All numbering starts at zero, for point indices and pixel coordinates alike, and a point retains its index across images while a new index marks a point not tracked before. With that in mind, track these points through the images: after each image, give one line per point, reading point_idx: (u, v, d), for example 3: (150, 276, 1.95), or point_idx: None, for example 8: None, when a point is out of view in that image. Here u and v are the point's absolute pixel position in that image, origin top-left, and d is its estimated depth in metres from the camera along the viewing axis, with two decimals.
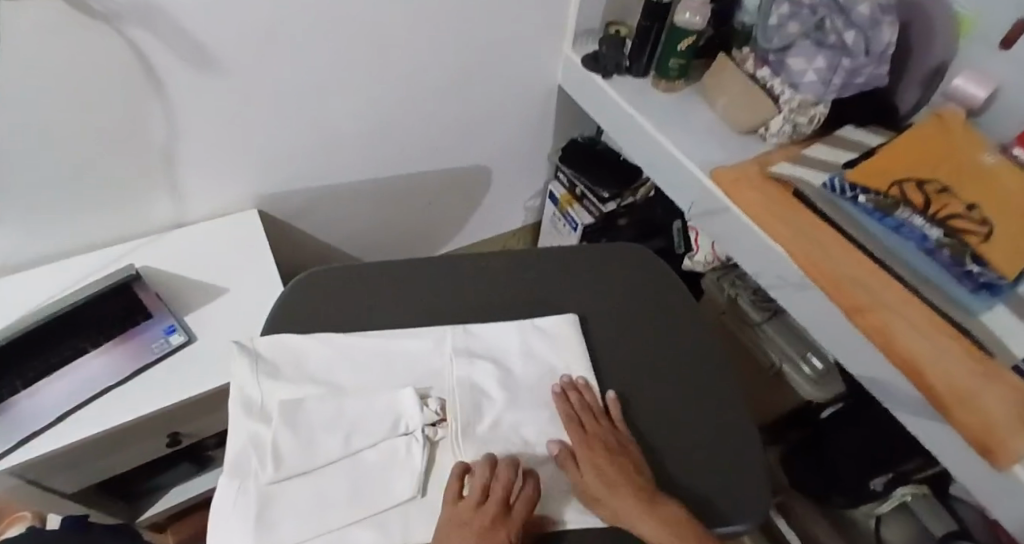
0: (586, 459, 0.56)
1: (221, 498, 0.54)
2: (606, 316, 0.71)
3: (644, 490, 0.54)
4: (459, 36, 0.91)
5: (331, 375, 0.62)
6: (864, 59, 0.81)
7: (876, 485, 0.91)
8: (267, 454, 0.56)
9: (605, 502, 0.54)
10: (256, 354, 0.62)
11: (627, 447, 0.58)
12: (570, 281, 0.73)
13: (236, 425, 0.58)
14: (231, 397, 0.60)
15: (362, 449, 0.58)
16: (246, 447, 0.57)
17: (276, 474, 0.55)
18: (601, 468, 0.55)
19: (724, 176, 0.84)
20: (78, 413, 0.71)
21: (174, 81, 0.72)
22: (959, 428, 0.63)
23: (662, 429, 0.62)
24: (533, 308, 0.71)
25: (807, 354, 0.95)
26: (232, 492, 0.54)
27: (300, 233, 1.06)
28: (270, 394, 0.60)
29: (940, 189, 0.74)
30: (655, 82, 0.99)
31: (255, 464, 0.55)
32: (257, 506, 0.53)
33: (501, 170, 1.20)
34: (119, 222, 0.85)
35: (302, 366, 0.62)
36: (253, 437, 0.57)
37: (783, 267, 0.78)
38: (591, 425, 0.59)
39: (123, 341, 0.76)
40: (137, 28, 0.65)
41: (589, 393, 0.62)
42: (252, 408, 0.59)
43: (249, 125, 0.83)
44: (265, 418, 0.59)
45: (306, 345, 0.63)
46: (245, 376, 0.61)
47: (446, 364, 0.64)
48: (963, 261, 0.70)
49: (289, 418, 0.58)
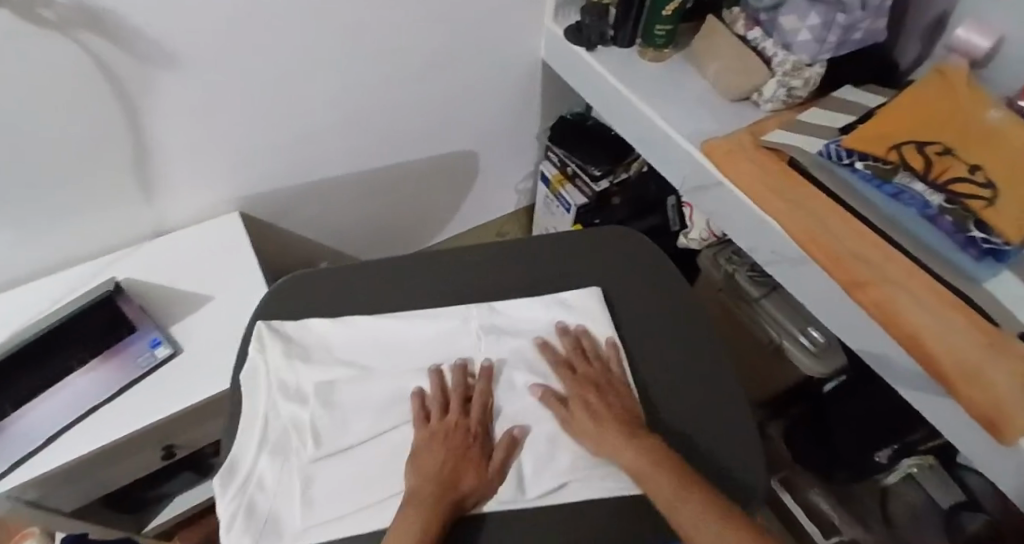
0: (577, 400, 0.59)
1: (266, 474, 0.55)
2: (626, 292, 0.69)
3: (629, 424, 0.56)
4: (433, 16, 0.86)
5: (359, 357, 0.62)
6: (860, 13, 0.76)
7: (881, 457, 0.90)
8: (306, 433, 0.57)
9: (587, 433, 0.56)
10: (287, 336, 0.62)
11: (618, 386, 0.60)
12: (563, 264, 0.71)
13: (273, 406, 0.58)
14: (267, 380, 0.60)
15: (390, 428, 0.58)
16: (285, 428, 0.57)
17: (317, 452, 0.56)
18: (589, 405, 0.58)
19: (717, 148, 0.80)
20: (68, 433, 0.70)
21: (137, 86, 0.70)
22: (967, 407, 0.60)
23: (667, 407, 0.61)
24: (550, 285, 0.69)
25: (807, 329, 0.92)
26: (276, 469, 0.55)
27: (287, 232, 1.04)
28: (304, 375, 0.60)
29: (941, 149, 0.70)
30: (642, 52, 0.94)
31: (296, 443, 0.57)
32: (300, 483, 0.54)
33: (490, 152, 1.16)
34: (97, 233, 0.83)
35: (328, 348, 0.63)
36: (292, 418, 0.58)
37: (778, 242, 0.75)
38: (582, 367, 0.61)
39: (109, 357, 0.74)
40: (89, 33, 0.62)
41: (586, 338, 0.64)
42: (288, 391, 0.59)
43: (221, 124, 0.81)
44: (300, 399, 0.59)
45: (331, 330, 0.63)
46: (277, 360, 0.61)
47: (474, 342, 0.63)
48: (965, 227, 0.66)
49: (324, 399, 0.59)
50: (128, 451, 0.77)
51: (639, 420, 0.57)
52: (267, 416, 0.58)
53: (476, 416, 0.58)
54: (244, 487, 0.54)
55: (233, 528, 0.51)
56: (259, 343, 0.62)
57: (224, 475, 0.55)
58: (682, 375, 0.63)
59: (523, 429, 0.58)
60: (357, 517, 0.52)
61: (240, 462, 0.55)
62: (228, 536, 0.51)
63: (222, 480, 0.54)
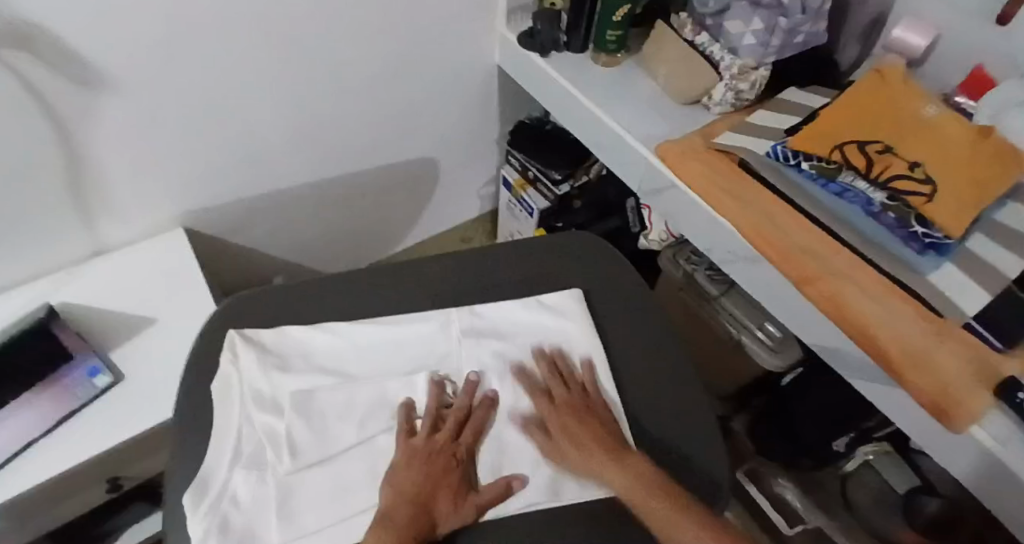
0: (557, 426, 0.57)
1: (240, 489, 0.52)
2: (608, 291, 0.69)
3: (616, 448, 0.55)
4: (383, 23, 0.85)
5: (340, 364, 0.61)
6: (800, 17, 0.78)
7: (839, 445, 0.93)
8: (281, 445, 0.54)
9: (575, 464, 0.55)
10: (262, 346, 0.60)
11: (597, 409, 0.59)
12: (535, 270, 0.70)
13: (247, 419, 0.56)
14: (240, 391, 0.57)
15: (377, 434, 0.56)
16: (260, 441, 0.55)
17: (294, 464, 0.53)
18: (570, 432, 0.56)
19: (670, 151, 0.80)
20: (2, 474, 0.65)
21: (66, 105, 0.66)
22: (917, 395, 0.62)
23: (638, 405, 0.61)
24: (537, 286, 0.69)
25: (764, 324, 0.93)
26: (250, 484, 0.52)
27: (239, 247, 1.00)
28: (281, 385, 0.58)
29: (882, 148, 0.72)
30: (595, 57, 0.95)
31: (272, 456, 0.54)
32: (277, 497, 0.52)
33: (448, 160, 1.15)
34: (31, 258, 0.78)
35: (309, 356, 0.61)
36: (267, 430, 0.55)
37: (733, 242, 0.76)
38: (560, 394, 0.59)
39: (42, 391, 0.69)
40: (12, 52, 0.58)
41: (560, 358, 0.62)
42: (263, 401, 0.57)
43: (165, 141, 0.77)
44: (275, 410, 0.57)
45: (313, 337, 0.61)
46: (252, 369, 0.58)
47: (456, 344, 0.62)
48: (908, 222, 0.68)
49: (300, 408, 0.56)
50: (72, 487, 0.72)
51: (623, 439, 0.56)
52: (239, 426, 0.55)
53: (466, 438, 0.57)
54: (215, 504, 0.50)
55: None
56: (232, 352, 0.59)
57: (195, 491, 0.51)
58: (639, 387, 0.62)
59: (523, 480, 0.54)
60: (333, 533, 0.50)
61: (213, 475, 0.52)
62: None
63: (193, 498, 0.51)
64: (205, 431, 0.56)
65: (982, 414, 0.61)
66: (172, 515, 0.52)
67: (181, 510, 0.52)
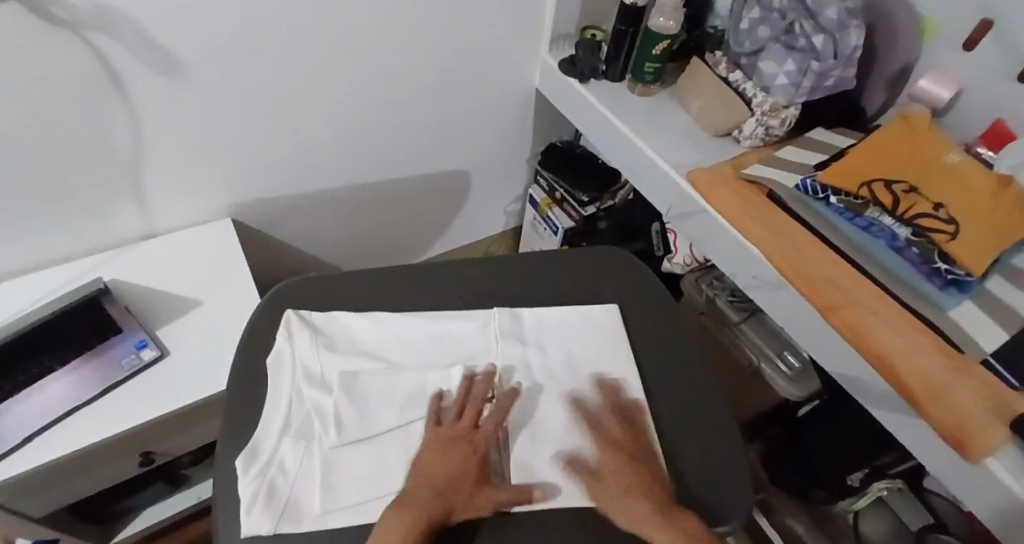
0: (610, 468, 0.56)
1: (287, 458, 0.55)
2: (641, 305, 0.71)
3: (663, 501, 0.53)
4: (434, 41, 0.90)
5: (385, 351, 0.64)
6: (832, 62, 0.82)
7: (853, 480, 0.95)
8: (328, 420, 0.57)
9: (621, 508, 0.53)
10: (314, 325, 0.64)
11: (648, 451, 0.58)
12: (571, 280, 0.73)
13: (297, 393, 0.59)
14: (292, 368, 0.61)
15: (414, 421, 0.58)
16: (308, 414, 0.58)
17: (339, 439, 0.56)
18: (623, 475, 0.55)
19: (700, 178, 0.85)
20: (44, 435, 0.67)
21: (140, 88, 0.70)
22: (935, 425, 0.65)
23: (674, 407, 0.64)
24: (574, 296, 0.72)
25: (784, 353, 0.96)
26: (297, 455, 0.55)
27: (278, 242, 1.04)
28: (329, 364, 0.61)
29: (908, 188, 0.76)
30: (631, 86, 0.99)
31: (318, 429, 0.57)
32: (320, 467, 0.54)
33: (481, 175, 1.20)
34: (86, 235, 0.82)
35: (355, 342, 0.64)
36: (315, 405, 0.58)
37: (761, 268, 0.79)
38: (616, 432, 0.59)
39: (91, 358, 0.72)
40: (97, 32, 0.62)
41: (618, 395, 0.63)
42: (313, 378, 0.60)
43: (222, 132, 0.82)
44: (324, 387, 0.60)
45: (357, 324, 0.65)
46: (305, 349, 0.62)
47: (493, 345, 0.65)
48: (931, 259, 0.72)
49: (347, 389, 0.59)
50: (105, 455, 0.74)
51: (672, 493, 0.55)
52: (290, 401, 0.58)
53: (489, 430, 0.58)
54: (264, 471, 0.54)
55: (253, 508, 0.52)
56: (287, 329, 0.63)
57: (247, 455, 0.55)
58: (672, 394, 0.65)
59: (546, 490, 0.55)
60: (370, 509, 0.52)
61: (263, 443, 0.56)
62: (248, 515, 0.51)
63: (245, 461, 0.54)
64: (259, 405, 0.59)
65: (996, 447, 0.63)
66: (221, 480, 0.55)
67: (230, 473, 0.55)
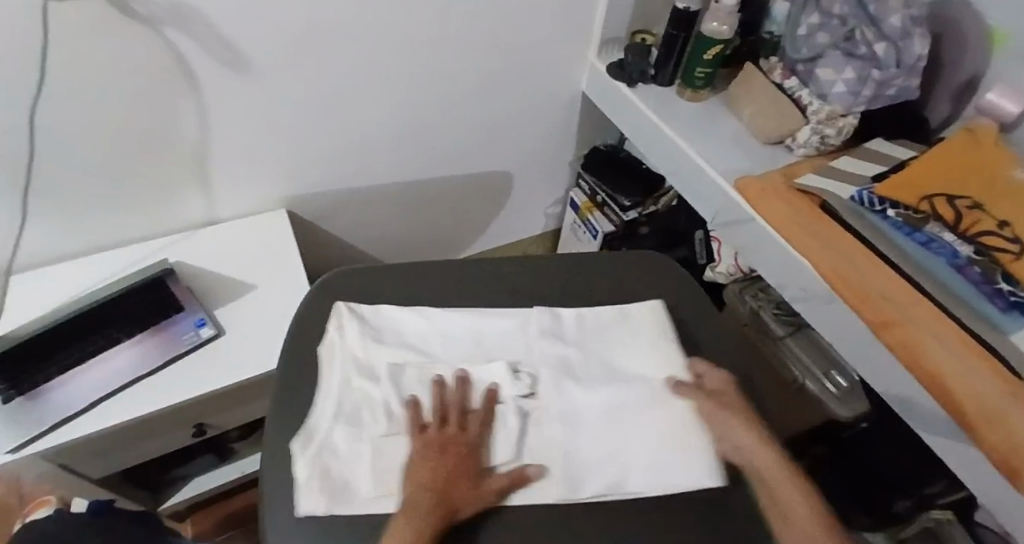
0: (715, 394, 0.60)
1: (339, 443, 0.56)
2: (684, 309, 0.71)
3: (759, 427, 0.59)
4: (486, 43, 0.91)
5: (426, 345, 0.64)
6: (894, 70, 0.80)
7: (900, 507, 0.94)
8: (378, 409, 0.58)
9: (724, 427, 0.58)
10: (363, 317, 0.65)
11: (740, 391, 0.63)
12: (607, 279, 0.73)
13: (346, 382, 0.60)
14: (340, 357, 0.62)
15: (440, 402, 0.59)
16: (357, 403, 0.59)
17: (388, 428, 0.57)
18: (727, 401, 0.60)
19: (750, 185, 0.83)
20: (108, 401, 0.71)
21: (210, 82, 0.74)
22: (991, 451, 0.62)
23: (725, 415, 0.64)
24: (610, 295, 0.72)
25: (831, 373, 0.95)
26: (348, 439, 0.57)
27: (325, 233, 1.07)
28: (377, 355, 0.63)
29: (971, 204, 0.74)
30: (680, 90, 0.98)
31: (368, 418, 0.58)
32: (370, 457, 0.55)
33: (525, 175, 1.20)
34: (151, 219, 0.86)
35: (401, 335, 0.65)
36: (363, 394, 0.59)
37: (809, 279, 0.77)
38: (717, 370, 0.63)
39: (155, 333, 0.76)
40: (172, 28, 0.66)
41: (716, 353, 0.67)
42: (363, 368, 0.61)
43: (278, 126, 0.84)
44: (373, 378, 0.61)
45: (402, 317, 0.66)
46: (354, 339, 0.63)
47: (533, 341, 0.65)
48: (993, 279, 0.68)
49: (394, 378, 0.60)
50: (160, 426, 0.78)
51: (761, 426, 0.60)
52: (338, 389, 0.60)
53: (474, 430, 0.58)
54: (317, 454, 0.55)
55: (309, 489, 0.53)
56: (337, 320, 0.65)
57: (301, 438, 0.56)
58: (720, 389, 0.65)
59: (538, 469, 0.56)
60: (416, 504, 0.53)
61: (317, 427, 0.57)
62: (304, 497, 0.53)
63: (299, 443, 0.56)
64: (310, 393, 0.61)
65: None
66: (268, 455, 0.57)
67: (276, 447, 0.57)
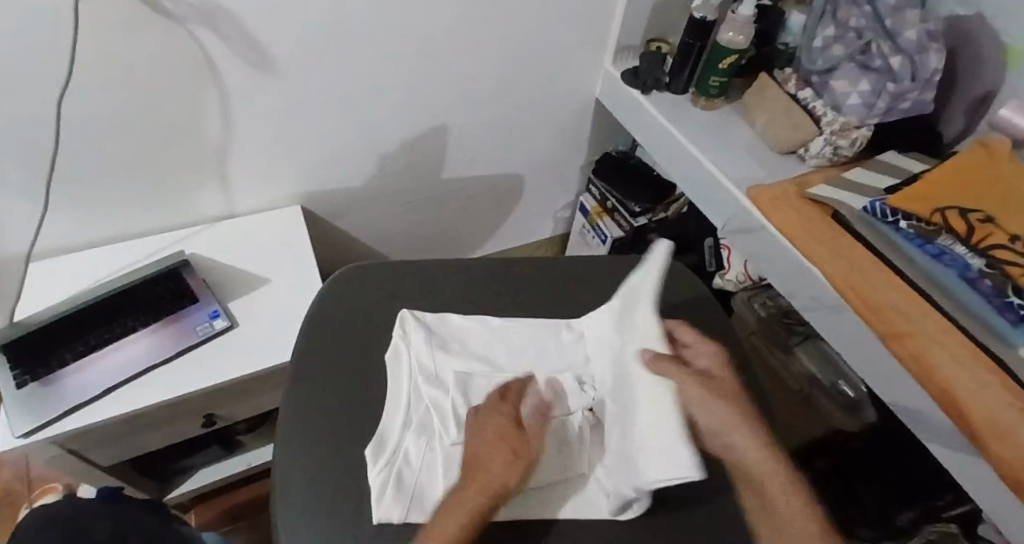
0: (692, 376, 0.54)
1: (411, 450, 0.57)
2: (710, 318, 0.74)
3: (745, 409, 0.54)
4: (505, 48, 0.92)
5: (492, 355, 0.65)
6: (909, 83, 0.80)
7: (902, 519, 0.90)
8: (448, 418, 0.59)
9: (713, 412, 0.53)
10: (427, 325, 0.65)
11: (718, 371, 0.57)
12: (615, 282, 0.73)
13: (415, 388, 0.61)
14: (408, 365, 0.62)
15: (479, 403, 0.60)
16: (426, 410, 0.60)
17: (459, 436, 0.58)
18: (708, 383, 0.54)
19: (762, 195, 0.83)
20: (121, 389, 0.71)
21: (235, 80, 0.75)
22: (999, 466, 0.61)
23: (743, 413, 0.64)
24: None
25: (838, 383, 0.98)
26: (420, 449, 0.57)
27: (335, 230, 1.07)
28: (443, 364, 0.63)
29: (984, 217, 0.73)
30: (694, 99, 0.99)
31: (438, 427, 0.59)
32: (443, 464, 0.57)
33: (536, 179, 1.21)
34: (168, 212, 0.87)
35: (464, 343, 0.65)
36: (433, 400, 0.60)
37: (820, 289, 0.77)
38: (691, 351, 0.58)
39: (168, 323, 0.77)
40: (201, 27, 0.67)
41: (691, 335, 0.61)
42: (430, 377, 0.62)
43: (297, 125, 0.85)
44: (442, 386, 0.61)
45: (466, 327, 0.66)
46: (420, 346, 0.63)
47: (587, 351, 0.66)
48: (1004, 292, 0.67)
49: (463, 387, 0.61)
50: (171, 416, 0.79)
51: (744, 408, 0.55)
52: (410, 397, 0.60)
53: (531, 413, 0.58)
54: (390, 462, 0.56)
55: (383, 498, 0.54)
56: (403, 329, 0.65)
57: (375, 445, 0.57)
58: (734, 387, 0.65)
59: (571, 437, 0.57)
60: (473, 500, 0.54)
61: (388, 438, 0.58)
62: (378, 505, 0.54)
63: (374, 450, 0.57)
64: (363, 401, 0.61)
65: None
66: (281, 444, 0.58)
67: (290, 439, 0.58)
